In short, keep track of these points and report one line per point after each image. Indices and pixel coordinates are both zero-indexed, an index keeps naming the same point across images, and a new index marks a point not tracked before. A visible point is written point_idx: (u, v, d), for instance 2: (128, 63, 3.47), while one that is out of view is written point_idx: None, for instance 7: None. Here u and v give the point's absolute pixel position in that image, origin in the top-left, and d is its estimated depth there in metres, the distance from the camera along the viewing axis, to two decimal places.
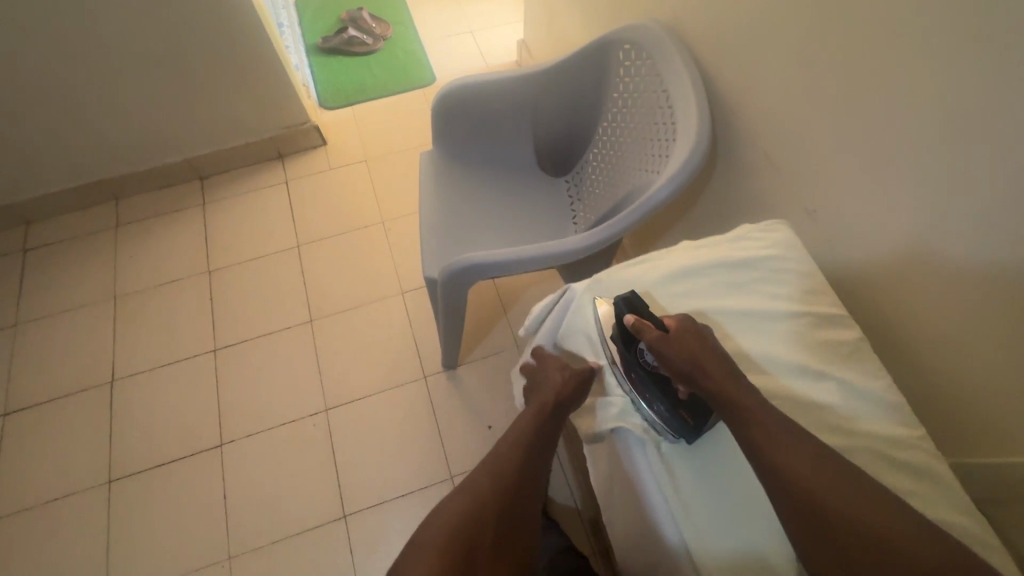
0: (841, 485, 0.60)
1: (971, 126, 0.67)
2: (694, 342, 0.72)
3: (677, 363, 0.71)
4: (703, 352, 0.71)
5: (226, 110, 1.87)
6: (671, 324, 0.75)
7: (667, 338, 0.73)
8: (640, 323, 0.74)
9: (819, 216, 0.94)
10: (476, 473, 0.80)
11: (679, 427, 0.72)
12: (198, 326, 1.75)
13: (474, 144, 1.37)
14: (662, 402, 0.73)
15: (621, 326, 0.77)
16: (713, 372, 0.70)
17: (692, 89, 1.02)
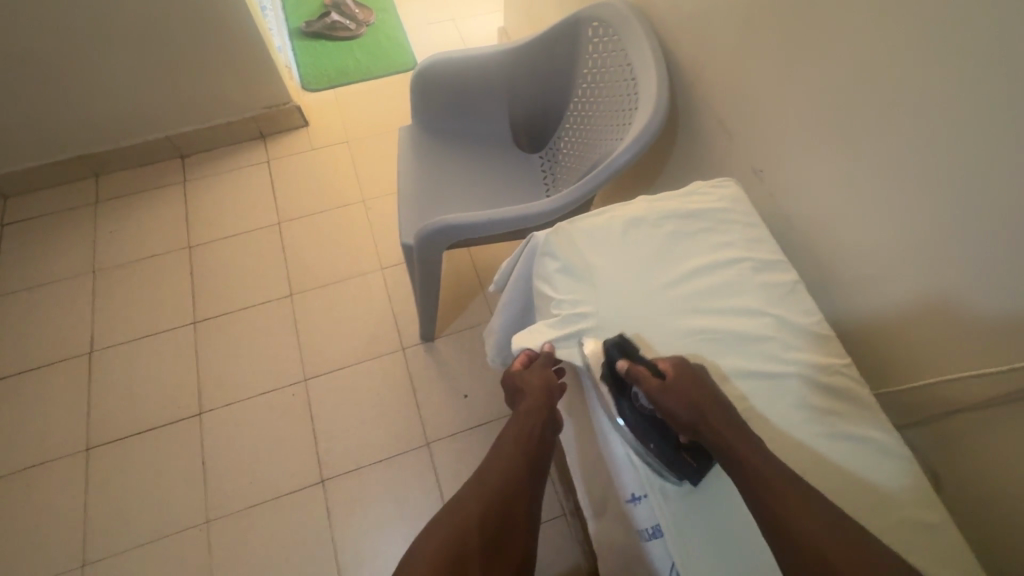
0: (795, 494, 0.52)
1: (921, 80, 0.61)
2: (692, 386, 0.59)
3: (678, 413, 0.59)
4: (706, 399, 0.59)
5: (208, 80, 1.65)
6: (666, 367, 0.61)
7: (667, 388, 0.60)
8: (635, 371, 0.60)
9: (767, 178, 0.87)
10: (447, 521, 0.60)
11: (681, 472, 0.60)
12: (166, 311, 1.50)
13: (439, 118, 1.28)
14: (661, 444, 0.61)
15: (612, 371, 0.63)
16: (720, 424, 0.57)
17: (650, 55, 0.96)
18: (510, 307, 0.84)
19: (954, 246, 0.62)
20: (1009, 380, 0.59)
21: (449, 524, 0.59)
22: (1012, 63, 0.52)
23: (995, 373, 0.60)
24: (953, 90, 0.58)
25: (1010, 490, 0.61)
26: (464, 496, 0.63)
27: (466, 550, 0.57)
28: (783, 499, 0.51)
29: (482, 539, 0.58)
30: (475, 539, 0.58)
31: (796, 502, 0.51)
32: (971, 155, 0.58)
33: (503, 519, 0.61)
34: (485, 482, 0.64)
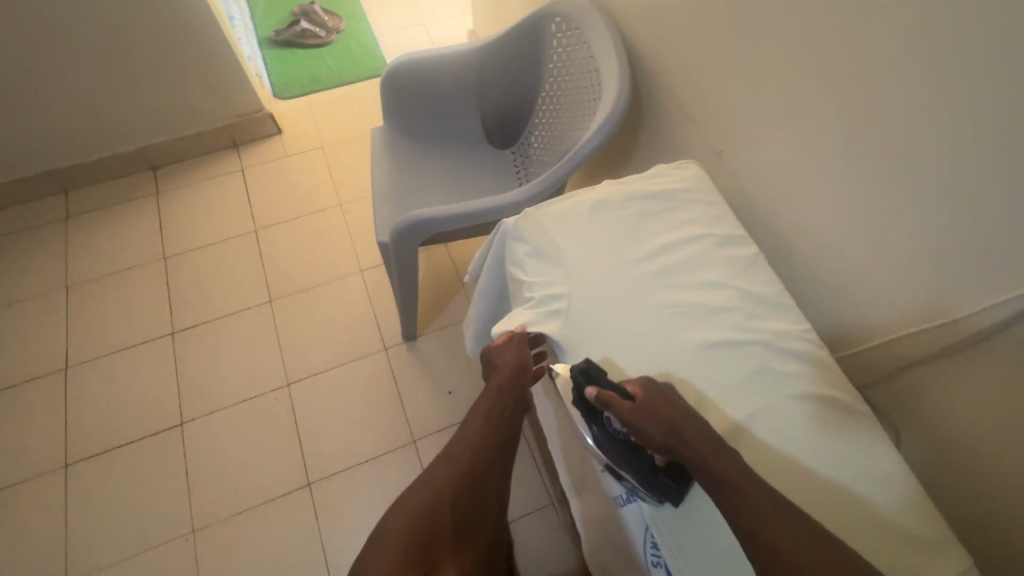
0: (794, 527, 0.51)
1: (864, 54, 0.64)
2: (664, 405, 0.58)
3: (654, 437, 0.58)
4: (680, 422, 0.57)
5: (178, 90, 1.64)
6: (636, 389, 0.60)
7: (639, 410, 0.58)
8: (604, 396, 0.59)
9: (728, 157, 0.90)
10: (419, 500, 0.63)
11: (661, 495, 0.59)
12: (143, 324, 1.48)
13: (410, 118, 1.29)
14: (638, 467, 0.59)
15: (584, 401, 0.62)
16: (694, 439, 0.57)
17: (612, 45, 0.99)
18: (486, 294, 0.85)
19: (903, 211, 0.65)
20: (963, 326, 0.62)
21: (421, 501, 0.63)
22: (951, 28, 0.56)
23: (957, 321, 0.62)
24: (894, 61, 0.62)
25: (969, 433, 0.65)
26: (436, 467, 0.67)
27: (439, 531, 0.61)
28: (774, 526, 0.51)
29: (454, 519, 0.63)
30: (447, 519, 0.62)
31: (792, 540, 0.50)
32: (918, 120, 0.61)
33: (473, 498, 0.65)
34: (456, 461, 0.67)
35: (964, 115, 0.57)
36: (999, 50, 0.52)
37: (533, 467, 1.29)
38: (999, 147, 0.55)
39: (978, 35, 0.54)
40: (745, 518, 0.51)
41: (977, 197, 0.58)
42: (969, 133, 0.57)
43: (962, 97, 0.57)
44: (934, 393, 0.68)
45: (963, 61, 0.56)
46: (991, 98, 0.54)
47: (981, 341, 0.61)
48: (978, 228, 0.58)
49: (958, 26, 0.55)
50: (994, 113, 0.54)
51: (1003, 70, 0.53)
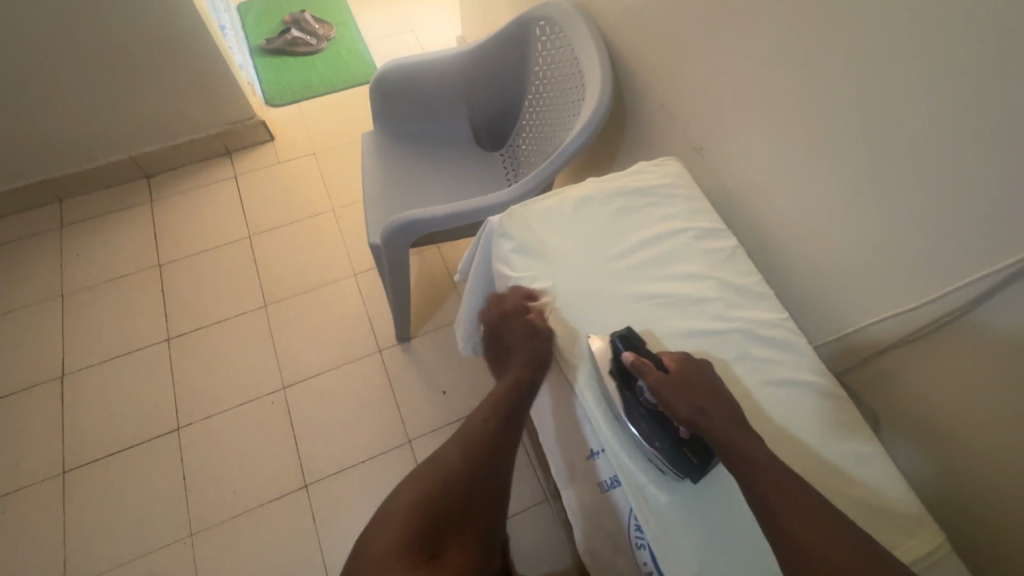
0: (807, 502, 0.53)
1: (831, 51, 0.67)
2: (693, 384, 0.62)
3: (679, 409, 0.60)
4: (708, 400, 0.61)
5: (171, 98, 1.66)
6: (670, 363, 0.63)
7: (671, 383, 0.61)
8: (641, 362, 0.62)
9: (708, 154, 0.92)
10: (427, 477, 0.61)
11: (686, 470, 0.60)
12: (139, 331, 1.49)
13: (400, 122, 1.32)
14: (664, 440, 0.61)
15: (618, 364, 0.64)
16: (720, 418, 0.59)
17: (594, 47, 1.02)
18: (474, 292, 0.87)
19: (873, 202, 0.68)
20: (932, 308, 0.64)
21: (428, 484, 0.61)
22: (910, 24, 0.58)
23: (926, 305, 0.64)
24: (858, 59, 0.64)
25: (944, 413, 0.67)
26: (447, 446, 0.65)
27: (447, 514, 0.58)
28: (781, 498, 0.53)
29: (463, 503, 0.60)
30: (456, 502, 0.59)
31: (798, 513, 0.52)
32: (883, 112, 0.64)
33: (485, 483, 0.62)
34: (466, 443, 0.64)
35: (925, 106, 0.59)
36: (955, 43, 0.55)
37: (528, 463, 1.30)
38: (958, 136, 0.57)
39: (936, 29, 0.56)
40: (761, 494, 0.54)
41: (939, 185, 0.60)
42: (929, 125, 0.60)
43: (923, 90, 0.59)
44: (911, 375, 0.69)
45: (923, 55, 0.58)
46: (950, 90, 0.57)
47: (948, 323, 0.63)
48: (941, 216, 0.61)
49: (917, 21, 0.57)
50: (952, 104, 0.57)
51: (959, 62, 0.55)
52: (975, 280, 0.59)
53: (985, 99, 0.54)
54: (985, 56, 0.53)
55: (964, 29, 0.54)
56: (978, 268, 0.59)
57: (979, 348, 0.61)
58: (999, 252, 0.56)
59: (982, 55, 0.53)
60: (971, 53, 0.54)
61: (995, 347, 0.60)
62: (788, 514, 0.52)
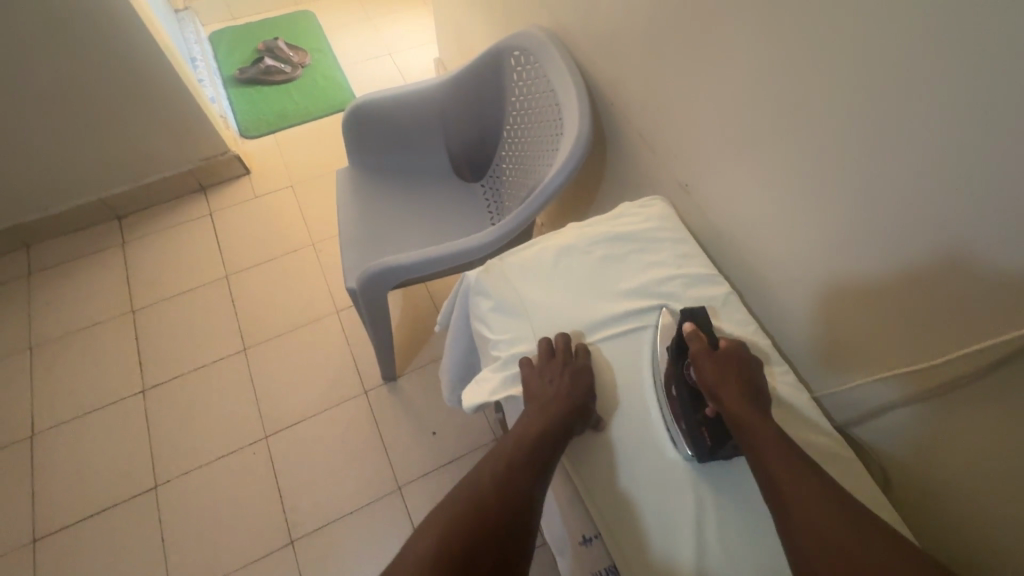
0: (822, 491, 0.51)
1: (811, 92, 0.63)
2: (737, 366, 0.62)
3: (713, 381, 0.61)
4: (744, 383, 0.61)
5: (139, 137, 1.60)
6: (723, 343, 0.64)
7: (715, 358, 0.63)
8: (695, 333, 0.64)
9: (693, 190, 0.88)
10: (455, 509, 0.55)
11: (698, 447, 0.61)
12: (114, 381, 1.43)
13: (376, 157, 1.27)
14: (687, 417, 0.62)
15: (677, 335, 0.67)
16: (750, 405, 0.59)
17: (570, 78, 0.98)
18: (458, 347, 0.82)
19: (866, 251, 0.63)
20: (941, 370, 0.59)
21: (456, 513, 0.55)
22: (890, 70, 0.54)
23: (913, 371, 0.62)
24: (839, 101, 0.60)
25: (946, 480, 0.62)
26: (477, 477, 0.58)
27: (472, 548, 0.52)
28: (785, 479, 0.53)
29: (489, 537, 0.53)
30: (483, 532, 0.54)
31: (804, 495, 0.51)
32: (866, 160, 0.59)
33: (514, 516, 0.55)
34: (493, 470, 0.59)
35: (908, 156, 0.55)
36: (935, 95, 0.51)
37: None
38: (944, 192, 0.53)
39: (917, 77, 0.52)
40: (770, 470, 0.54)
41: (928, 240, 0.56)
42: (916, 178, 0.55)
43: (906, 140, 0.55)
44: (919, 435, 0.64)
45: (904, 103, 0.54)
46: (933, 143, 0.52)
47: (958, 387, 0.58)
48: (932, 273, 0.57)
49: (897, 67, 0.53)
50: (937, 157, 0.52)
51: (941, 115, 0.51)
52: (976, 352, 0.55)
53: (971, 155, 0.49)
54: (968, 109, 0.49)
55: (946, 79, 0.49)
56: (981, 335, 0.54)
57: (972, 418, 0.58)
58: (1004, 321, 0.51)
59: (967, 108, 0.49)
60: (954, 104, 0.50)
61: (993, 419, 0.56)
62: (793, 494, 0.51)
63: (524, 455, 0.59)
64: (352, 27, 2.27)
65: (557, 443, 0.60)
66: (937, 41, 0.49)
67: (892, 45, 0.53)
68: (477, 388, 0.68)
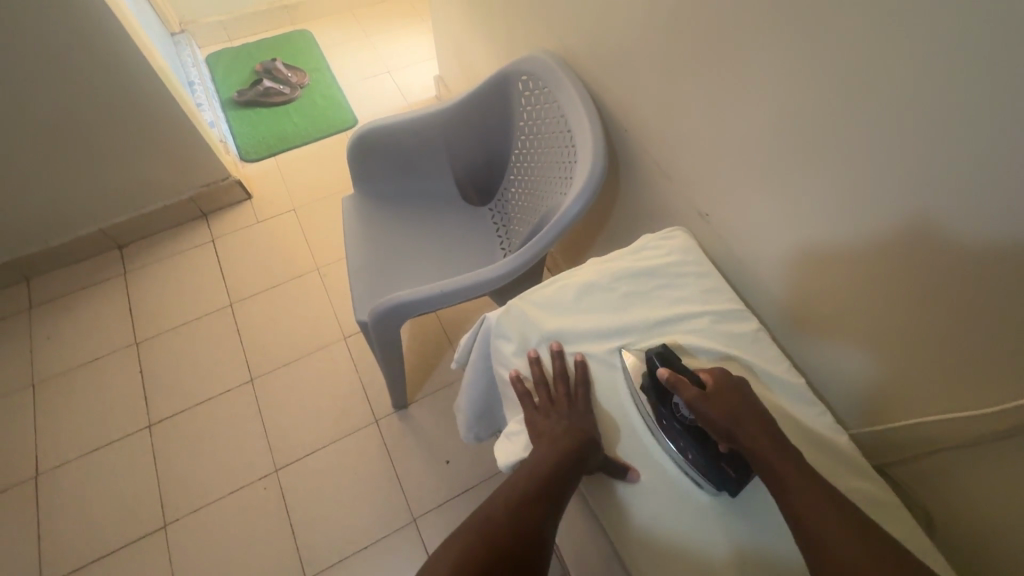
0: (842, 519, 0.51)
1: (840, 127, 0.61)
2: (735, 400, 0.59)
3: (717, 422, 0.59)
4: (746, 414, 0.59)
5: (139, 166, 1.58)
6: (707, 378, 0.62)
7: (707, 397, 0.60)
8: (676, 378, 0.61)
9: (713, 219, 0.86)
10: (466, 537, 0.54)
11: (722, 484, 0.60)
12: (118, 418, 1.40)
13: (383, 183, 1.25)
14: (699, 453, 0.60)
15: (653, 380, 0.64)
16: (761, 438, 0.57)
17: (582, 104, 0.96)
18: (478, 388, 0.81)
19: (909, 288, 0.61)
20: (981, 421, 0.59)
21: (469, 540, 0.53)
22: (925, 108, 0.52)
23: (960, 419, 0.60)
24: (871, 137, 0.58)
25: (988, 529, 0.60)
26: (487, 505, 0.57)
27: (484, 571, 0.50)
28: (817, 519, 0.51)
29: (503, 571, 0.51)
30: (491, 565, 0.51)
31: (841, 538, 0.50)
32: (901, 197, 0.58)
33: (526, 551, 0.53)
34: (504, 501, 0.57)
35: (949, 197, 0.53)
36: (977, 135, 0.49)
37: None
38: (993, 234, 0.51)
39: (955, 115, 0.50)
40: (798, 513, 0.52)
41: (972, 280, 0.54)
42: (960, 218, 0.53)
43: (944, 178, 0.53)
44: (957, 482, 0.63)
45: (942, 141, 0.52)
46: (976, 183, 0.51)
47: (998, 438, 0.58)
48: (979, 312, 0.55)
49: (933, 105, 0.52)
50: (983, 201, 0.51)
51: (984, 155, 0.49)
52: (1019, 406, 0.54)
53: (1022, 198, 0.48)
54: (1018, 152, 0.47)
55: (992, 121, 0.48)
56: None
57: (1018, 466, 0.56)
58: None
59: (1012, 150, 0.47)
60: (997, 145, 0.48)
61: None
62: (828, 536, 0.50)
63: (537, 488, 0.58)
64: (349, 45, 2.26)
65: (571, 474, 0.58)
66: (979, 80, 0.47)
67: (928, 82, 0.51)
68: (507, 445, 0.68)
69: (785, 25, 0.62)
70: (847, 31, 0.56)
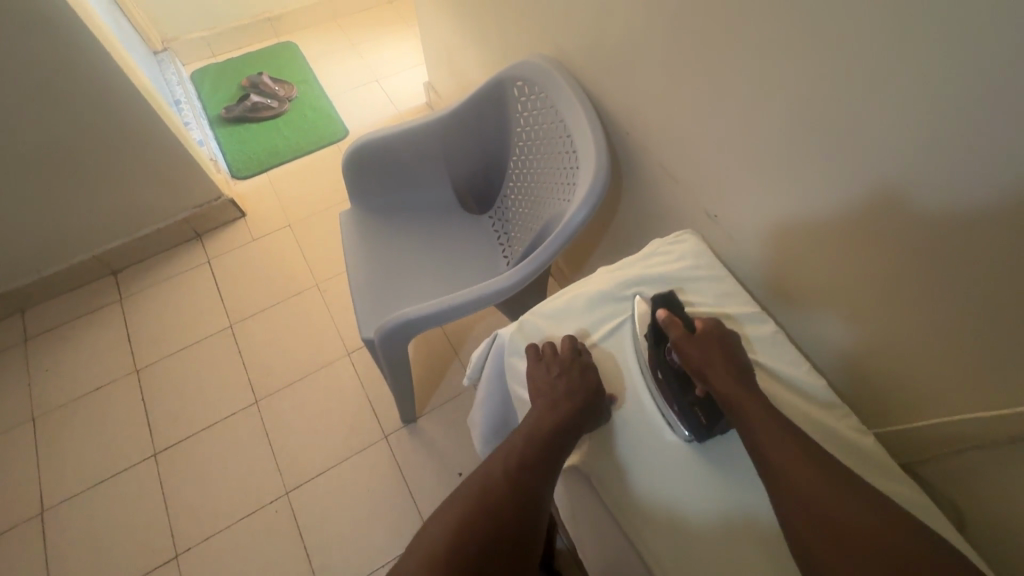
0: (807, 462, 0.53)
1: (850, 126, 0.60)
2: (715, 346, 0.64)
3: (695, 364, 0.63)
4: (723, 361, 0.63)
5: (129, 190, 1.55)
6: (699, 325, 0.66)
7: (694, 339, 0.64)
8: (671, 318, 0.66)
9: (721, 220, 0.85)
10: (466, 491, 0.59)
11: (696, 430, 0.62)
12: (122, 448, 1.38)
13: (380, 196, 1.23)
14: (680, 400, 0.64)
15: (652, 322, 0.68)
16: (734, 385, 0.61)
17: (580, 109, 0.95)
18: (491, 404, 0.79)
19: (929, 286, 0.60)
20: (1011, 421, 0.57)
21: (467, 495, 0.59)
22: (936, 105, 0.51)
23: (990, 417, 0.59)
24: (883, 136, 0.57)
25: (1020, 527, 0.59)
26: (486, 462, 0.62)
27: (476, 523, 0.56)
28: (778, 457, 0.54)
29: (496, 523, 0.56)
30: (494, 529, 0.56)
31: (802, 478, 0.52)
32: (916, 195, 0.56)
33: (527, 511, 0.57)
34: (501, 460, 0.61)
35: (966, 195, 0.52)
36: (992, 133, 0.47)
37: None
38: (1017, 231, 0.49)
39: (966, 113, 0.49)
40: (765, 453, 0.55)
41: (997, 278, 0.53)
42: (980, 217, 0.52)
43: (960, 177, 0.51)
44: (988, 483, 0.62)
45: (957, 139, 0.50)
46: (991, 182, 0.49)
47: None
48: (1000, 310, 0.54)
49: (944, 102, 0.50)
50: (1005, 197, 0.49)
51: (1000, 152, 0.48)
52: None
53: None
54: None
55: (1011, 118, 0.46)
56: None
57: None
58: None
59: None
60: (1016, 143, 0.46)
61: None
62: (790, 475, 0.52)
63: (536, 453, 0.60)
64: (336, 55, 2.23)
65: (567, 440, 0.61)
66: (992, 77, 0.46)
67: (938, 79, 0.49)
68: None
69: (787, 24, 0.61)
70: (852, 28, 0.55)
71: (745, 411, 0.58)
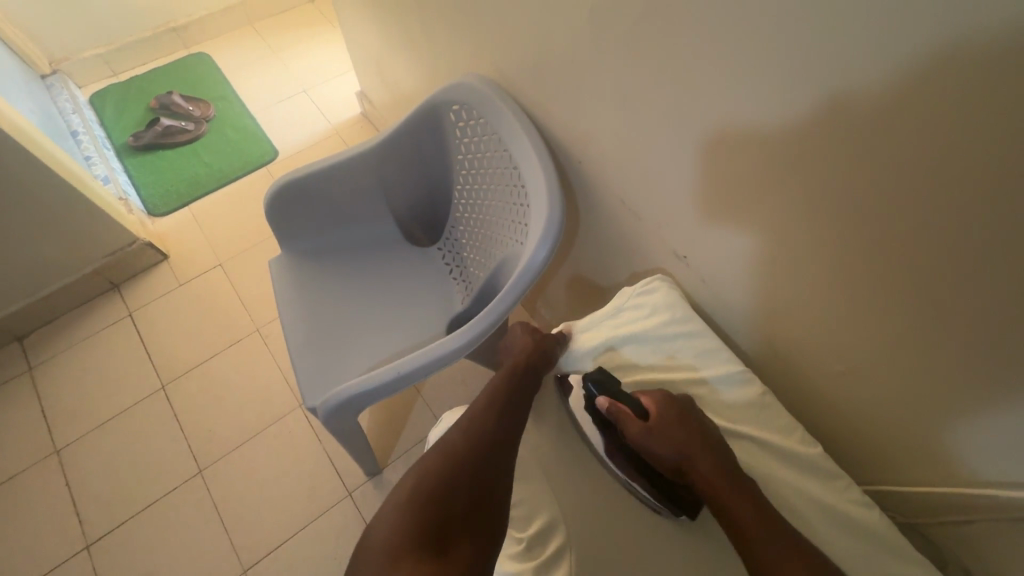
0: (791, 551, 0.57)
1: (838, 171, 0.53)
2: (676, 429, 0.67)
3: (662, 452, 0.68)
4: (690, 443, 0.66)
5: (25, 246, 1.35)
6: (650, 407, 0.70)
7: (649, 430, 0.69)
8: (618, 412, 0.71)
9: (692, 261, 0.79)
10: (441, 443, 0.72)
11: (677, 506, 0.68)
12: (49, 543, 1.22)
13: (313, 239, 1.10)
14: (650, 479, 0.70)
15: (600, 410, 0.74)
16: (708, 471, 0.64)
17: (525, 137, 0.85)
18: None
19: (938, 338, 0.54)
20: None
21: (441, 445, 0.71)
22: (950, 154, 0.44)
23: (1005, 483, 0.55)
24: (879, 183, 0.50)
25: None
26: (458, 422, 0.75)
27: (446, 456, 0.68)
28: (755, 545, 0.58)
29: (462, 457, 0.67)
30: (456, 497, 0.63)
31: (785, 569, 0.56)
32: (923, 246, 0.50)
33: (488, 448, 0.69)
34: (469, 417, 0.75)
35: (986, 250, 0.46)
36: (1017, 184, 0.41)
37: None
38: None
39: (989, 158, 0.42)
40: (745, 541, 0.59)
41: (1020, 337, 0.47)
42: (1000, 272, 0.46)
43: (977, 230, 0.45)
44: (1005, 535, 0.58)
45: (974, 191, 0.44)
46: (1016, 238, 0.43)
47: None
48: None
49: (959, 146, 0.43)
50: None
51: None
52: None
53: None
54: None
55: None
56: None
57: None
58: None
59: None
60: None
61: None
62: (775, 569, 0.56)
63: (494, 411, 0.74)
64: (255, 66, 2.02)
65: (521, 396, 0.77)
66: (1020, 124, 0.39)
67: (951, 122, 0.42)
68: None
69: (761, 56, 0.52)
70: (840, 65, 0.47)
71: (720, 502, 0.62)
